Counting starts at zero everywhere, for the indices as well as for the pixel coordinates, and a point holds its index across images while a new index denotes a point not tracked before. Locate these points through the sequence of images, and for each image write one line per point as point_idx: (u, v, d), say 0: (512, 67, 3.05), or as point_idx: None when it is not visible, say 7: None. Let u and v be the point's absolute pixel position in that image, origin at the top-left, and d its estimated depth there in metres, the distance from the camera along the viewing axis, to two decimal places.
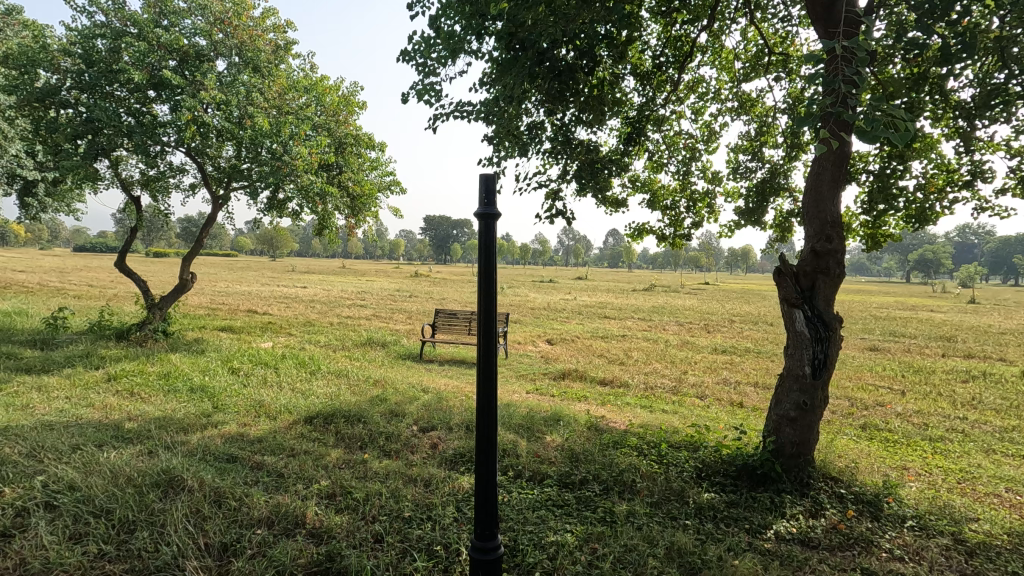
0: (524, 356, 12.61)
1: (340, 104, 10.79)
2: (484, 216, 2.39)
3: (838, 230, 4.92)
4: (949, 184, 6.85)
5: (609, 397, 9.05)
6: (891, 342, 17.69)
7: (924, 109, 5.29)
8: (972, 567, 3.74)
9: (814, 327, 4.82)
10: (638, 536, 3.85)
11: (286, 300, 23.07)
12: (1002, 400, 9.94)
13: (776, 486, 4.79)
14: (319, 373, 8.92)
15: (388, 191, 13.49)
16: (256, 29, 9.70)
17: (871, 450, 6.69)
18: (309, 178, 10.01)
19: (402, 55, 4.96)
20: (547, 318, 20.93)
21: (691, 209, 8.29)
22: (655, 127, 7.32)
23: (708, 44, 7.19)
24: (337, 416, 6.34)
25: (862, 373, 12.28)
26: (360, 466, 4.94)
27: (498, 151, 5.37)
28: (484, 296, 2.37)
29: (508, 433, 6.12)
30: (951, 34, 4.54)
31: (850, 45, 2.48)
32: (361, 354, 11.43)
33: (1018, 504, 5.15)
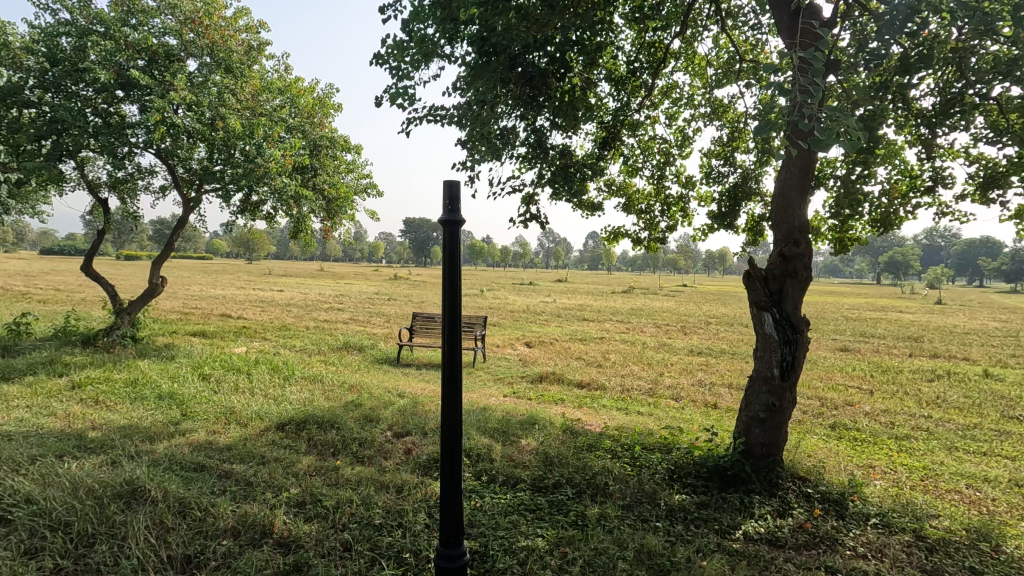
0: (502, 359, 12.61)
1: (315, 106, 10.73)
2: (449, 222, 2.39)
3: (805, 235, 5.03)
4: (912, 190, 7.06)
5: (586, 400, 9.09)
6: (861, 342, 18.12)
7: (887, 116, 5.44)
8: (932, 563, 3.85)
9: (782, 330, 4.90)
10: (609, 539, 3.88)
11: (261, 304, 22.66)
12: (965, 398, 10.26)
13: (746, 486, 4.87)
14: (293, 378, 8.79)
15: (365, 194, 13.40)
16: (228, 29, 9.50)
17: (839, 450, 6.84)
18: (283, 180, 9.88)
19: (375, 58, 4.90)
20: (526, 320, 20.99)
21: (666, 213, 8.39)
22: (630, 132, 7.39)
23: (681, 51, 7.29)
24: (309, 422, 6.25)
25: (832, 373, 12.55)
26: (332, 473, 4.89)
27: (472, 155, 5.36)
28: (449, 298, 2.37)
29: (483, 437, 6.11)
30: (912, 44, 4.68)
31: (808, 57, 2.56)
32: (337, 358, 11.31)
33: (977, 500, 5.32)
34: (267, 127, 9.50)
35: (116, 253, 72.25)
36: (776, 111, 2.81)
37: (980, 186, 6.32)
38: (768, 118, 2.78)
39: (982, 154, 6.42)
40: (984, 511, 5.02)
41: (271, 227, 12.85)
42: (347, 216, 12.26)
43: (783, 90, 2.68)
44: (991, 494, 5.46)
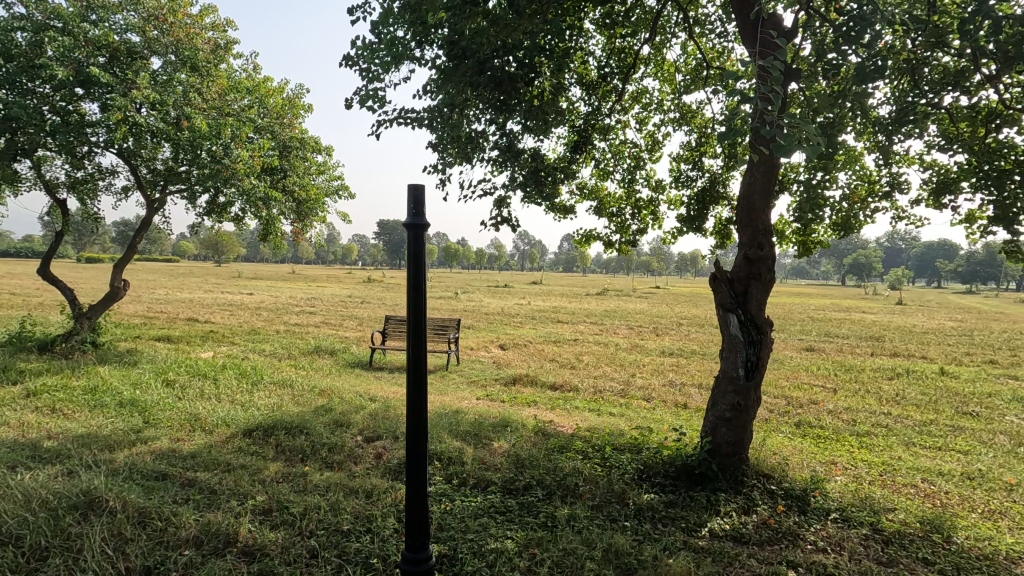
0: (476, 362, 12.58)
1: (284, 106, 10.61)
2: (413, 226, 2.40)
3: (769, 238, 5.17)
4: (870, 195, 7.31)
5: (558, 401, 9.16)
6: (826, 342, 18.62)
7: (846, 124, 5.64)
8: (887, 555, 4.00)
9: (746, 331, 5.01)
10: (578, 539, 3.92)
11: (229, 308, 22.13)
12: (922, 395, 10.64)
13: (712, 485, 4.97)
14: (262, 383, 8.62)
15: (336, 195, 13.28)
16: (194, 27, 9.29)
17: (803, 447, 7.03)
18: (251, 181, 9.69)
19: (344, 60, 4.86)
20: (501, 323, 20.98)
21: (637, 217, 8.51)
22: (601, 136, 7.49)
23: (651, 57, 7.42)
24: (277, 428, 6.15)
25: (798, 372, 12.88)
26: (300, 479, 4.81)
27: (443, 158, 5.34)
28: (415, 299, 2.38)
29: (454, 440, 6.09)
30: (868, 55, 4.86)
31: (768, 66, 2.63)
32: (307, 362, 11.14)
33: (931, 493, 5.53)
34: (235, 127, 9.29)
35: (77, 256, 69.80)
36: (742, 121, 2.89)
37: (934, 191, 6.59)
38: (734, 126, 2.87)
39: (935, 161, 6.69)
40: (938, 504, 5.22)
41: (240, 229, 12.60)
42: (318, 218, 12.09)
43: (748, 99, 2.76)
44: (944, 487, 5.68)
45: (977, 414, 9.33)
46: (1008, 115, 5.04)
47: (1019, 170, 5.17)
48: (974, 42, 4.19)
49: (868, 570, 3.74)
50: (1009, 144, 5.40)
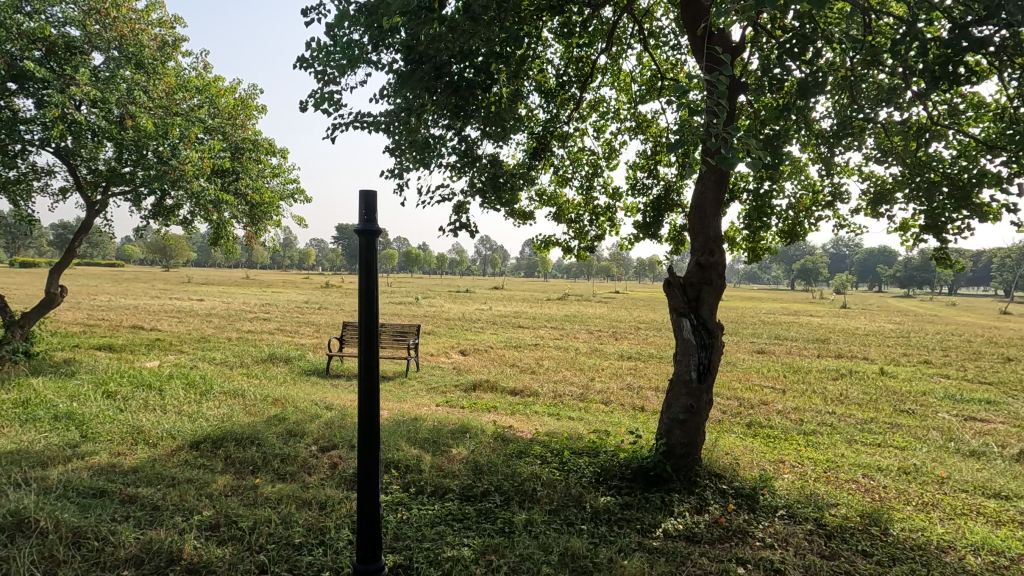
0: (436, 368, 12.47)
1: (236, 107, 10.35)
2: (365, 232, 2.36)
3: (720, 245, 5.34)
4: (814, 205, 7.66)
5: (518, 406, 9.18)
6: (776, 345, 19.36)
7: (791, 136, 5.88)
8: (830, 549, 4.17)
9: (699, 334, 5.14)
10: (535, 544, 3.94)
11: (178, 315, 21.24)
12: (864, 395, 11.18)
13: (667, 486, 5.08)
14: (211, 394, 8.30)
15: (291, 199, 13.01)
16: (139, 23, 8.97)
17: (753, 446, 7.28)
18: (201, 183, 9.31)
19: (298, 62, 4.75)
20: (462, 328, 20.91)
21: (594, 223, 8.65)
22: (559, 143, 7.58)
23: (608, 66, 7.56)
24: (227, 439, 5.92)
25: (749, 374, 13.34)
26: (250, 492, 4.65)
27: (401, 163, 5.28)
28: (366, 309, 2.34)
29: (412, 448, 6.01)
30: (811, 71, 5.10)
31: (715, 79, 2.70)
32: (261, 371, 10.79)
33: (871, 488, 5.82)
34: (183, 127, 8.90)
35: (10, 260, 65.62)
36: (694, 132, 2.99)
37: (871, 201, 6.96)
38: (689, 136, 2.95)
39: (873, 173, 7.06)
40: (877, 498, 5.50)
41: (189, 233, 12.12)
42: (272, 222, 11.84)
43: (698, 111, 2.85)
44: (883, 482, 5.99)
45: (913, 411, 9.89)
46: (937, 130, 5.37)
47: (947, 182, 5.53)
48: (905, 62, 4.45)
49: (812, 563, 3.89)
50: (938, 157, 5.75)
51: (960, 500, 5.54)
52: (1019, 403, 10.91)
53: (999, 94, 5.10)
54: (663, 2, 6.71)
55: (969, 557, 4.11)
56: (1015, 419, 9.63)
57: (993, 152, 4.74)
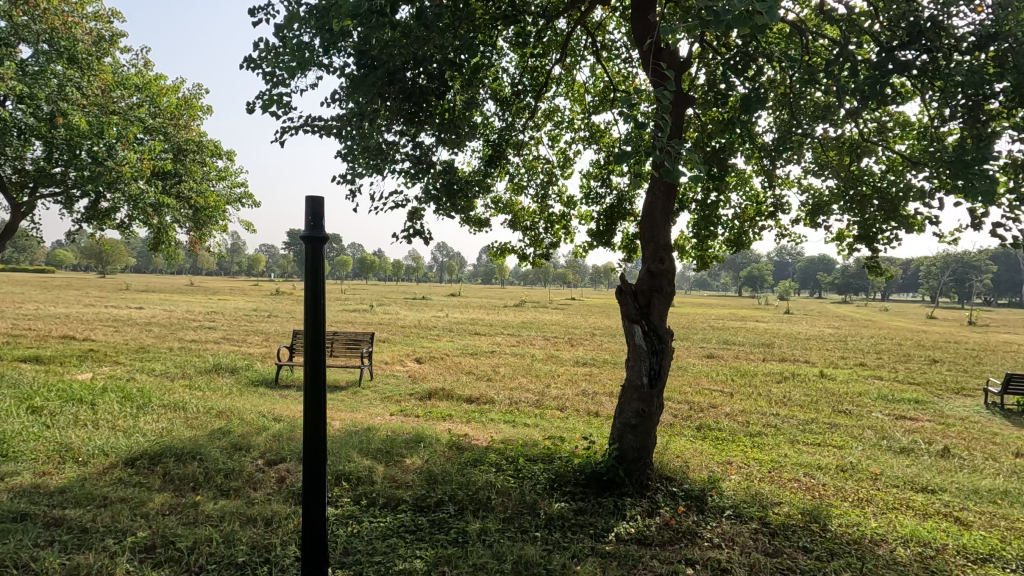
0: (390, 377, 12.26)
1: (180, 107, 10.12)
2: (311, 239, 2.30)
3: (669, 253, 5.50)
4: (758, 215, 7.99)
5: (474, 414, 9.13)
6: (724, 349, 20.06)
7: (736, 149, 6.13)
8: (774, 546, 4.33)
9: (650, 340, 5.26)
10: (488, 553, 3.91)
11: (113, 324, 20.07)
12: (805, 397, 11.70)
13: (620, 490, 5.15)
14: (149, 407, 7.87)
15: (238, 204, 12.61)
16: (72, 15, 8.50)
17: (703, 449, 7.48)
18: (140, 186, 8.87)
19: (246, 62, 4.61)
20: (418, 335, 20.68)
21: (549, 231, 8.73)
22: (515, 151, 7.62)
23: (562, 77, 7.69)
24: (165, 455, 5.62)
25: (699, 378, 13.74)
26: (190, 510, 4.43)
27: (354, 168, 5.19)
28: (312, 321, 2.28)
29: (365, 459, 5.87)
30: (754, 87, 5.33)
31: (661, 93, 2.78)
32: (204, 382, 10.32)
33: (812, 486, 6.08)
34: (120, 126, 8.46)
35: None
36: (642, 144, 3.07)
37: (810, 212, 7.32)
38: (639, 148, 3.03)
39: (810, 185, 7.42)
40: (817, 495, 5.76)
41: (126, 237, 11.51)
42: (216, 226, 11.47)
43: (646, 125, 2.94)
44: (822, 480, 6.28)
45: (849, 411, 10.42)
46: (868, 146, 5.70)
47: (877, 195, 5.87)
48: (838, 82, 4.73)
49: (756, 561, 4.02)
50: (869, 172, 6.11)
51: (891, 495, 5.86)
52: (943, 402, 11.66)
53: (921, 114, 5.47)
54: (614, 16, 6.87)
55: (899, 549, 4.35)
56: (940, 417, 10.28)
57: (918, 168, 5.07)
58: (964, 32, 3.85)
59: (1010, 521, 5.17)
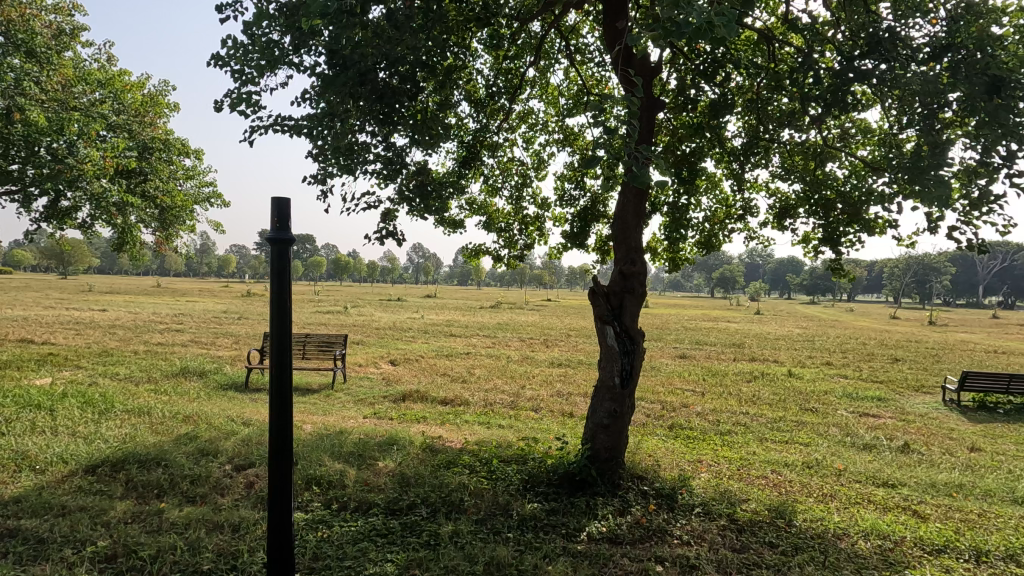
0: (364, 379, 12.13)
1: (145, 104, 9.84)
2: (276, 240, 2.27)
3: (641, 255, 5.58)
4: (728, 218, 8.15)
5: (448, 416, 9.09)
6: (696, 349, 20.41)
7: (706, 153, 6.25)
8: (741, 542, 4.43)
9: (621, 341, 5.32)
10: (460, 555, 3.91)
11: (74, 327, 19.37)
12: (774, 396, 11.97)
13: (592, 490, 5.19)
14: (111, 413, 7.63)
15: (207, 203, 12.36)
16: (30, 8, 8.21)
17: (674, 448, 7.60)
18: (103, 184, 8.61)
19: (213, 59, 4.52)
20: (392, 337, 20.51)
21: (524, 232, 8.76)
22: (489, 152, 7.62)
23: (536, 79, 7.73)
24: (128, 461, 5.47)
25: (672, 378, 13.94)
26: (155, 517, 4.31)
27: (325, 168, 5.12)
28: (277, 325, 2.27)
29: (336, 462, 5.80)
30: (721, 93, 5.46)
31: (629, 97, 2.80)
32: (170, 386, 10.04)
33: (778, 482, 6.24)
34: (82, 123, 8.19)
35: None
36: (613, 147, 3.08)
37: (777, 215, 7.50)
38: (609, 152, 3.05)
39: (777, 189, 7.60)
40: (784, 492, 5.90)
41: (88, 237, 11.16)
42: (183, 226, 11.24)
43: (616, 129, 2.96)
44: (789, 476, 6.44)
45: (815, 409, 10.70)
46: (832, 151, 5.87)
47: (841, 200, 6.06)
48: (802, 89, 4.86)
49: (723, 558, 4.11)
50: (834, 176, 6.28)
51: (853, 490, 6.06)
52: (904, 400, 12.06)
53: (881, 121, 5.65)
54: (588, 20, 6.95)
55: (860, 542, 4.49)
56: (901, 414, 10.64)
57: (878, 173, 5.25)
58: (920, 43, 4.02)
59: (964, 513, 5.38)
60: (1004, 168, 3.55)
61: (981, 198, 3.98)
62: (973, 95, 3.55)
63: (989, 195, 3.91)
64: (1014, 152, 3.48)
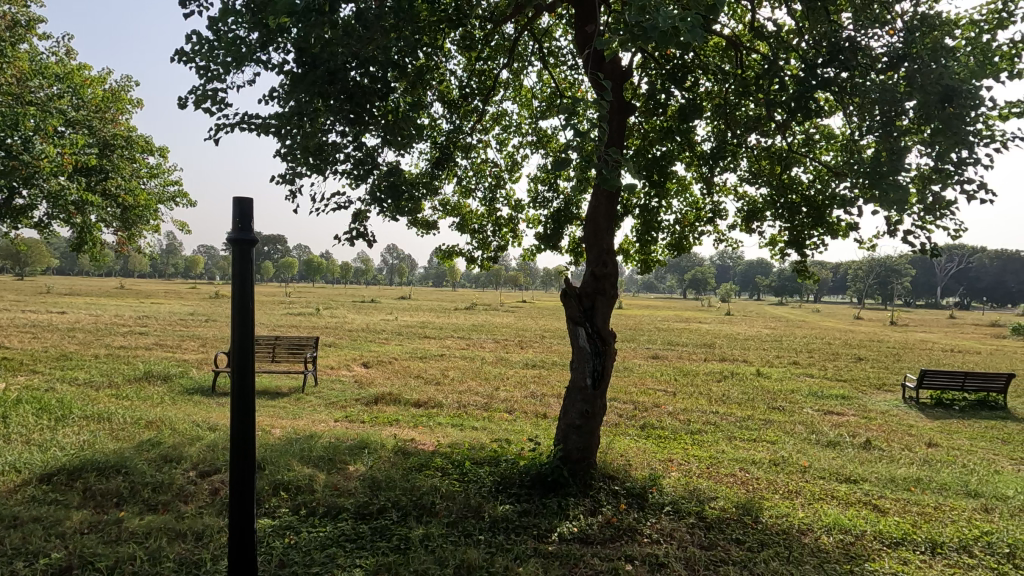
0: (336, 381, 11.95)
1: (106, 100, 9.55)
2: (238, 241, 2.22)
3: (612, 257, 5.62)
4: (697, 221, 8.29)
5: (421, 419, 9.03)
6: (668, 350, 20.74)
7: (676, 157, 6.34)
8: (708, 539, 4.50)
9: (593, 342, 5.35)
10: (430, 558, 3.88)
11: (31, 329, 18.61)
12: (743, 395, 12.22)
13: (564, 490, 5.21)
14: (68, 419, 7.35)
15: (172, 202, 12.05)
16: None
17: (646, 447, 7.69)
18: (61, 181, 8.30)
19: (177, 55, 4.40)
20: (366, 339, 20.27)
21: (497, 233, 8.76)
22: (463, 154, 7.60)
23: (510, 81, 7.74)
24: (85, 470, 5.27)
25: (644, 378, 14.11)
26: (114, 527, 4.17)
27: (294, 167, 5.02)
28: (239, 328, 2.21)
29: (305, 467, 5.69)
30: (690, 98, 5.56)
31: (601, 99, 2.83)
32: (133, 391, 9.71)
33: (746, 480, 6.36)
34: (38, 118, 7.88)
35: None
36: (586, 148, 3.09)
37: (745, 217, 7.66)
38: (581, 154, 3.08)
39: (745, 193, 7.77)
40: (751, 489, 6.02)
41: (45, 237, 10.75)
42: (147, 226, 10.92)
43: (589, 132, 2.99)
44: (756, 474, 6.59)
45: (782, 408, 10.96)
46: (797, 157, 6.02)
47: (805, 203, 6.22)
48: (769, 95, 4.98)
49: (692, 555, 4.17)
50: (799, 180, 6.44)
51: (817, 486, 6.22)
52: (867, 398, 12.44)
53: (844, 127, 5.82)
54: (560, 23, 6.99)
55: (823, 537, 4.61)
56: (864, 411, 10.98)
57: (840, 178, 5.41)
58: (878, 53, 4.16)
59: (921, 506, 5.58)
60: (957, 174, 3.69)
61: (935, 204, 4.14)
62: (927, 103, 3.68)
63: (942, 200, 4.07)
64: (966, 158, 3.63)
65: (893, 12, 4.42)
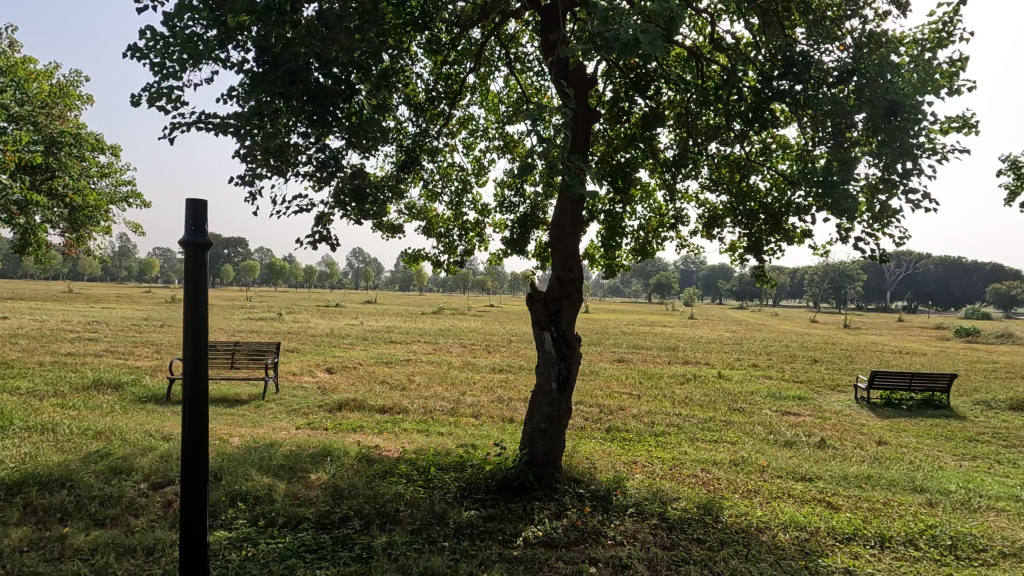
0: (298, 388, 11.67)
1: (53, 96, 9.13)
2: (191, 244, 2.15)
3: (578, 262, 5.67)
4: (660, 226, 8.45)
5: (386, 425, 8.90)
6: (633, 353, 21.05)
7: (640, 163, 6.46)
8: (670, 540, 4.58)
9: (558, 346, 5.38)
10: (393, 567, 3.82)
11: None
12: (705, 397, 12.50)
13: (529, 494, 5.21)
14: (8, 431, 6.94)
15: (124, 203, 11.59)
16: None
17: (611, 450, 7.78)
18: (3, 179, 7.86)
19: (130, 51, 4.24)
20: (330, 344, 19.89)
21: (464, 237, 8.73)
22: (429, 157, 7.56)
23: (476, 85, 7.74)
24: (26, 484, 4.98)
25: (610, 382, 14.27)
26: (57, 544, 3.96)
27: (254, 168, 4.89)
28: (192, 332, 2.14)
29: (265, 477, 5.53)
30: (653, 107, 5.68)
31: (566, 104, 2.86)
32: (80, 401, 9.25)
33: (708, 480, 6.50)
34: None
35: None
36: (552, 154, 3.12)
37: (705, 223, 7.85)
38: (546, 160, 3.10)
39: (707, 200, 7.97)
40: (712, 489, 6.16)
41: None
42: (97, 228, 10.45)
43: (555, 137, 3.02)
44: (717, 474, 6.74)
45: (743, 409, 11.26)
46: (754, 165, 6.22)
47: (763, 210, 6.42)
48: (728, 105, 5.13)
49: (654, 555, 4.23)
50: (758, 188, 6.64)
51: (775, 485, 6.41)
52: (822, 398, 12.90)
53: (798, 138, 6.04)
54: (527, 30, 7.05)
55: (780, 534, 4.74)
56: (819, 412, 11.38)
57: (795, 186, 5.61)
58: (830, 67, 4.34)
59: (871, 502, 5.81)
60: (902, 184, 3.88)
61: (882, 212, 4.33)
62: (874, 117, 3.87)
63: (889, 209, 4.26)
64: (910, 170, 3.81)
65: (844, 29, 4.62)
